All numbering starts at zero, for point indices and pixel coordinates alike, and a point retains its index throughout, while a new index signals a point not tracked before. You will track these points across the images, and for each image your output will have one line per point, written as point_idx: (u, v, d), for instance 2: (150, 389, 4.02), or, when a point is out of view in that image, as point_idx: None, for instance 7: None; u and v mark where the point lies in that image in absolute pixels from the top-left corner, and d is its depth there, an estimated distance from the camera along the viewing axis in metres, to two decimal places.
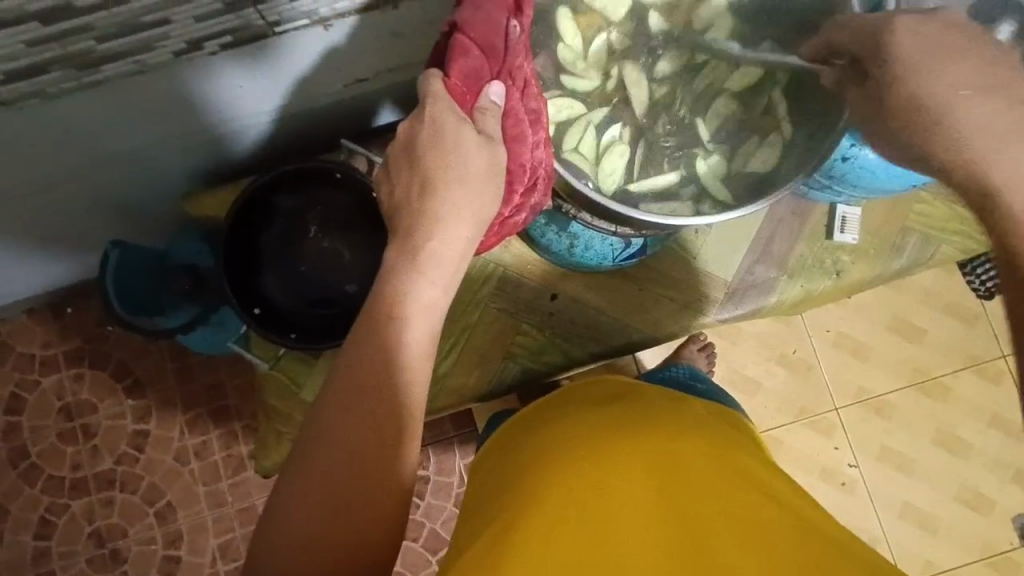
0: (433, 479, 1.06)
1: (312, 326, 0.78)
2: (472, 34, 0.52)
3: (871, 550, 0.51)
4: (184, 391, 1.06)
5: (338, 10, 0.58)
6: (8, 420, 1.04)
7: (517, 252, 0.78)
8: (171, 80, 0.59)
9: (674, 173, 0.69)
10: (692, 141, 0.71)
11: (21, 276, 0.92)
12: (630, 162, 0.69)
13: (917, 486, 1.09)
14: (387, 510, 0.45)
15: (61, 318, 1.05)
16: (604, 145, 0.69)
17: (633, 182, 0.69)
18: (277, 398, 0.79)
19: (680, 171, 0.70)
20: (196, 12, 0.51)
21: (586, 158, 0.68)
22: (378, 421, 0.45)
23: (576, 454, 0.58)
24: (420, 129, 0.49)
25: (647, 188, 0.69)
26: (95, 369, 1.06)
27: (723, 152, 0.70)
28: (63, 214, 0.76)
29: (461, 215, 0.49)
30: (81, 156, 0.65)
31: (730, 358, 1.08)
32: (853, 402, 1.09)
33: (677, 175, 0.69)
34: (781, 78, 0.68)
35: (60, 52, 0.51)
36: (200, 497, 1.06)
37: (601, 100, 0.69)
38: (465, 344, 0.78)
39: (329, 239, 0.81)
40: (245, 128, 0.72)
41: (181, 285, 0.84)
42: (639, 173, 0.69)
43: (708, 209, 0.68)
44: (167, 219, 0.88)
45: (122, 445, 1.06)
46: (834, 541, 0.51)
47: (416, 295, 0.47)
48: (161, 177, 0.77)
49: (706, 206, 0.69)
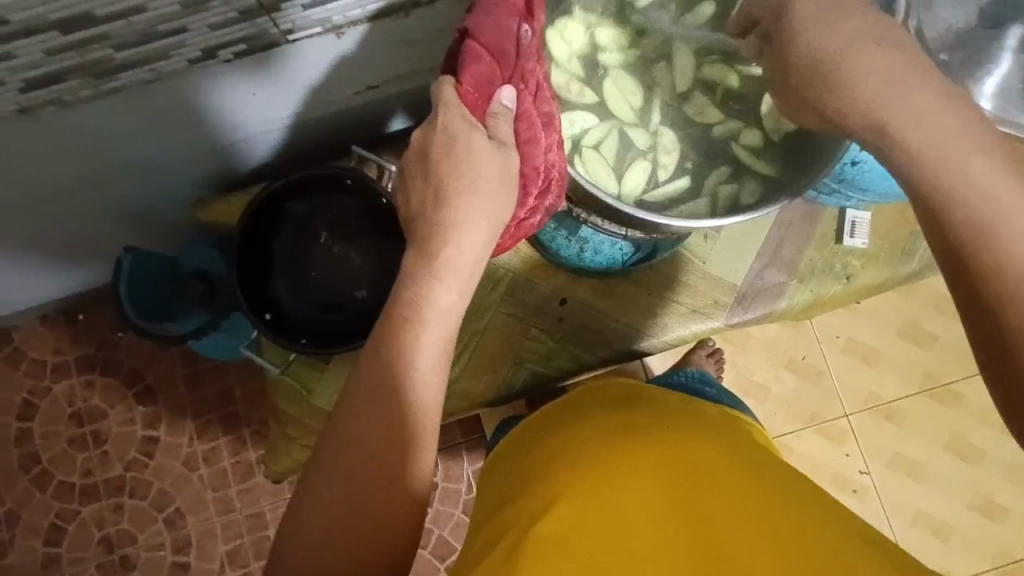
0: (441, 485, 1.06)
1: (322, 330, 0.79)
2: (483, 39, 0.52)
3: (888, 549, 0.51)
4: (194, 397, 1.07)
5: (351, 18, 0.58)
6: (20, 427, 1.05)
7: (526, 257, 0.78)
8: (186, 89, 0.60)
9: (685, 177, 0.71)
10: (703, 135, 0.72)
11: (34, 284, 0.93)
12: (654, 172, 0.70)
13: (929, 494, 1.08)
14: (404, 513, 0.45)
15: (73, 325, 1.06)
16: (627, 160, 0.70)
17: (655, 189, 0.70)
18: (288, 402, 0.79)
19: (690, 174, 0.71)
20: (211, 20, 0.52)
21: (607, 158, 0.70)
22: (395, 424, 0.45)
23: (587, 457, 0.58)
24: (432, 137, 0.50)
25: (669, 197, 0.70)
26: (106, 375, 1.06)
27: (751, 150, 0.70)
28: (78, 221, 0.77)
29: (476, 220, 0.49)
30: (97, 164, 0.66)
31: (740, 365, 1.07)
32: (863, 409, 1.09)
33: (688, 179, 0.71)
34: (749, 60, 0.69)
35: (78, 60, 0.52)
36: (209, 503, 1.06)
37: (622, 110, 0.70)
38: (474, 349, 0.78)
39: (340, 245, 0.81)
40: (260, 135, 0.73)
41: (193, 290, 0.85)
42: (661, 177, 0.70)
43: (752, 187, 0.69)
44: (180, 226, 0.89)
45: (132, 451, 1.06)
46: (852, 535, 0.51)
47: (433, 299, 0.47)
48: (174, 185, 0.77)
49: (748, 189, 0.69)
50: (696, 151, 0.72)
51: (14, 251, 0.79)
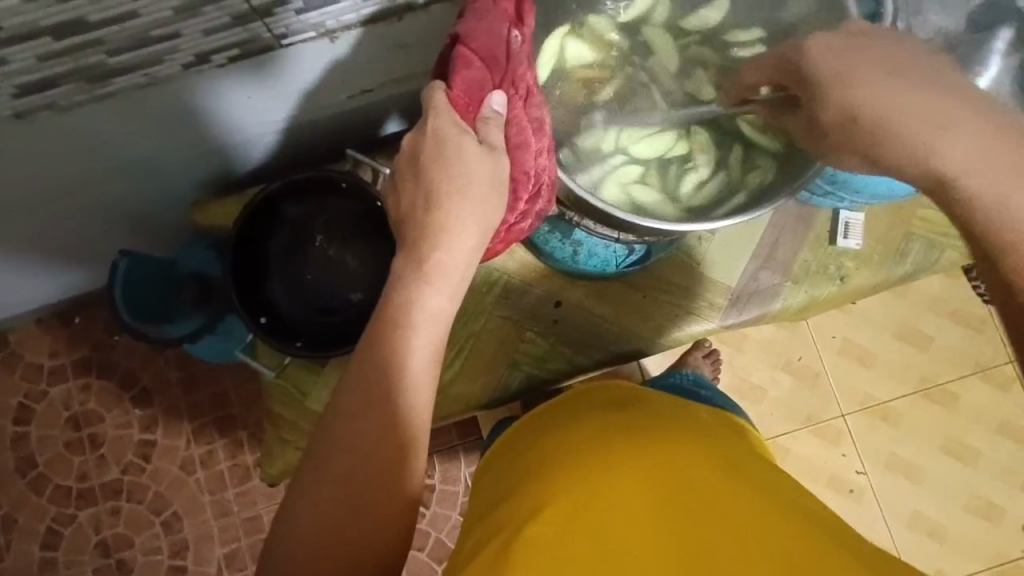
0: (438, 487, 1.06)
1: (316, 333, 0.79)
2: (474, 45, 0.52)
3: (876, 555, 0.51)
4: (190, 400, 1.07)
5: (344, 22, 0.59)
6: (16, 430, 1.05)
7: (521, 260, 0.78)
8: (180, 94, 0.60)
9: (707, 169, 0.72)
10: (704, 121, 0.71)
11: (30, 287, 0.93)
12: (686, 182, 0.72)
13: (925, 494, 1.08)
14: (394, 516, 0.45)
15: (69, 328, 1.06)
16: (664, 178, 0.72)
17: (700, 195, 0.72)
18: (283, 406, 0.79)
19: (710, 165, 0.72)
20: (205, 25, 0.53)
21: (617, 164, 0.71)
22: (385, 426, 0.45)
23: (580, 458, 0.58)
24: (422, 141, 0.50)
25: (677, 203, 0.72)
26: (102, 379, 1.06)
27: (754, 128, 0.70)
28: (73, 224, 0.77)
29: (467, 225, 0.49)
30: (91, 168, 0.66)
31: (735, 365, 1.08)
32: (859, 409, 1.09)
33: (710, 171, 0.72)
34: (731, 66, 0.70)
35: (72, 65, 0.52)
36: (206, 507, 1.06)
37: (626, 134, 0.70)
38: (470, 352, 0.78)
39: (334, 247, 0.81)
40: (256, 138, 0.74)
41: (188, 292, 0.84)
42: (696, 181, 0.72)
43: (765, 163, 0.71)
44: (175, 228, 0.89)
45: (129, 455, 1.06)
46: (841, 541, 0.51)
47: (423, 304, 0.47)
48: (170, 189, 0.78)
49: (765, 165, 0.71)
50: (704, 137, 0.72)
51: (9, 254, 0.79)
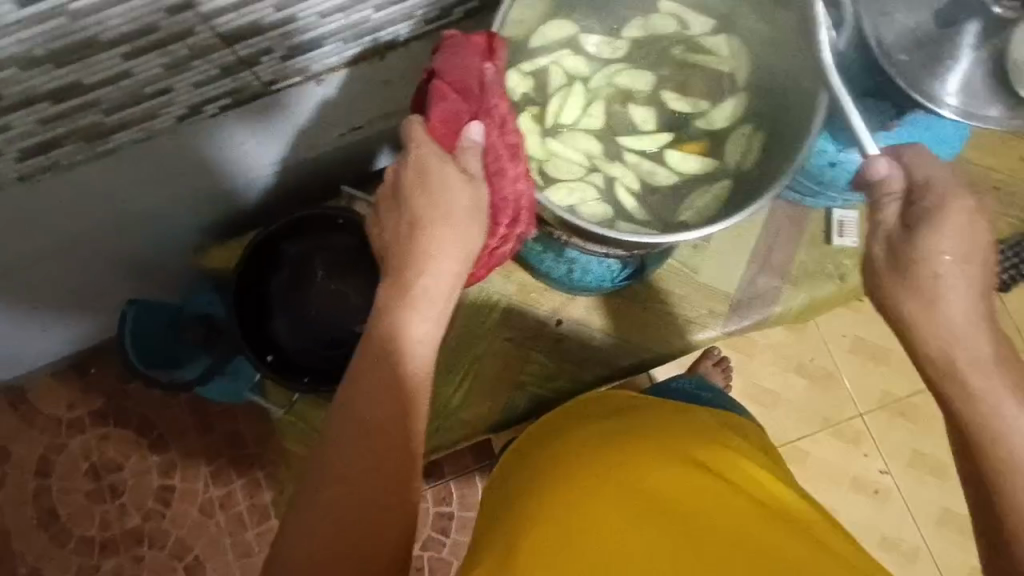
0: (457, 515, 1.05)
1: (323, 369, 0.80)
2: (449, 79, 0.54)
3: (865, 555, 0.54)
4: (206, 442, 1.08)
5: (328, 65, 0.61)
6: (37, 484, 1.06)
7: (520, 282, 0.79)
8: (175, 146, 0.62)
9: (729, 102, 0.71)
10: (661, 113, 0.73)
11: (43, 341, 0.95)
12: (732, 129, 0.71)
13: (953, 491, 1.06)
14: (393, 540, 0.46)
15: (85, 378, 1.08)
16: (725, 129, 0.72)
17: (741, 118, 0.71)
18: (294, 441, 0.80)
19: (730, 100, 0.71)
20: (195, 79, 0.55)
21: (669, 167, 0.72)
22: (381, 451, 0.46)
23: (583, 470, 0.57)
24: (405, 171, 0.51)
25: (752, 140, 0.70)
26: (119, 427, 1.08)
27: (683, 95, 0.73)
28: (82, 278, 0.79)
29: (448, 249, 0.50)
30: (95, 223, 0.67)
31: (748, 372, 1.06)
32: (878, 407, 1.07)
33: (732, 103, 0.71)
34: (667, 61, 0.73)
35: (71, 126, 0.55)
36: (227, 549, 1.06)
37: (639, 154, 0.73)
38: (473, 377, 0.79)
39: (337, 282, 0.82)
40: (251, 181, 0.75)
41: (193, 335, 0.88)
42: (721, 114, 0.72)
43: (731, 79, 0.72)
44: (181, 275, 0.91)
45: (149, 501, 1.07)
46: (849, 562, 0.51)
47: (410, 328, 0.48)
48: (175, 238, 0.80)
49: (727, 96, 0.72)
50: (665, 117, 0.74)
51: (21, 312, 0.81)
